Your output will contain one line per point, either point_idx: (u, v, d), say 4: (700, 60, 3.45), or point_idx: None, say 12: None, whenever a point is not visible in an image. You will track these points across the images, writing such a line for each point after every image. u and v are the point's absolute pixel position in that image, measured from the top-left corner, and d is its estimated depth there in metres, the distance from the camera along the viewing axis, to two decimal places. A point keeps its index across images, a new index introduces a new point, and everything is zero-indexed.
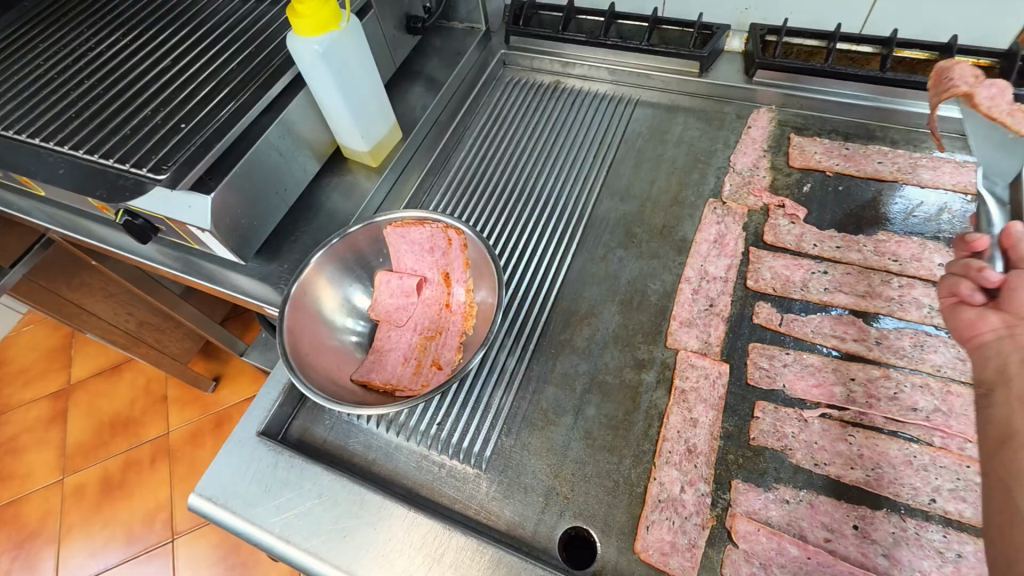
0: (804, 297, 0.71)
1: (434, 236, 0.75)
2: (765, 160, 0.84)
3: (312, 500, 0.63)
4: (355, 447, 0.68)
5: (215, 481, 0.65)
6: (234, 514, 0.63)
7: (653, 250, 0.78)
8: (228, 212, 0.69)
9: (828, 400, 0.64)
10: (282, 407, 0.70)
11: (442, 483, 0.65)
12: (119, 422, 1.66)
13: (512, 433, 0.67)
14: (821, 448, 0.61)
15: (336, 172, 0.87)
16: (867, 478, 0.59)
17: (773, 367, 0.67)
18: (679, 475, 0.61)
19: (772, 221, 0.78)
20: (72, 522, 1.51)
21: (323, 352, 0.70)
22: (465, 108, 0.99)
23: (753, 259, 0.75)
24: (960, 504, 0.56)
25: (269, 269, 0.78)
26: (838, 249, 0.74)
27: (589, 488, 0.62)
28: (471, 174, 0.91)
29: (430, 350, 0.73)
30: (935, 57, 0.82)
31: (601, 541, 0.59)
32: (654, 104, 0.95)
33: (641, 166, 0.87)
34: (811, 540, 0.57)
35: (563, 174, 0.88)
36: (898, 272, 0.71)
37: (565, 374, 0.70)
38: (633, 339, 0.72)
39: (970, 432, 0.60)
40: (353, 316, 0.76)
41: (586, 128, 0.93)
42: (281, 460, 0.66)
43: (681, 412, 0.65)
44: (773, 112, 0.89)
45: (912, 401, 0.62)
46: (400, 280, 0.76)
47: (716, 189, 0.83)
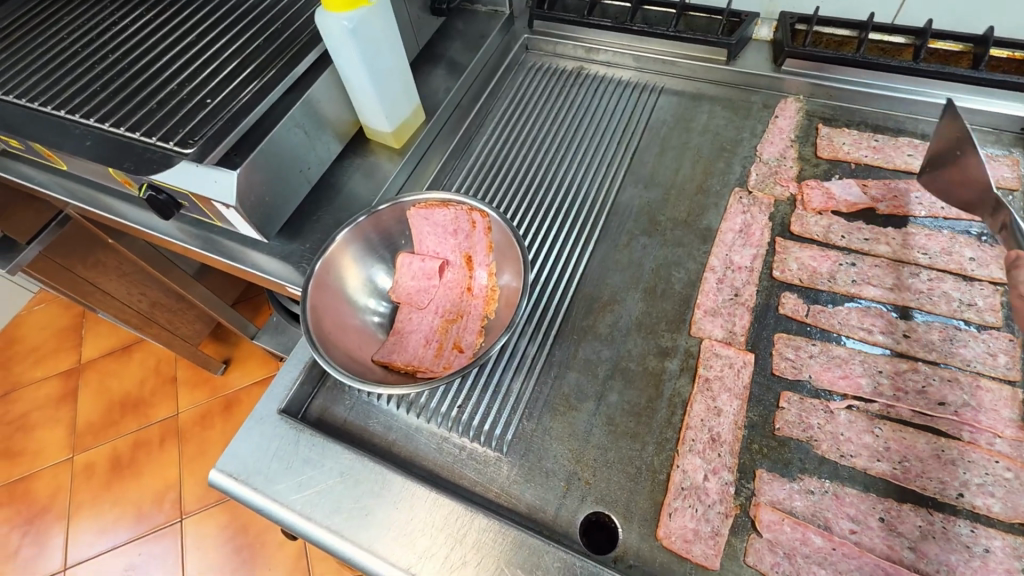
0: (830, 288, 0.70)
1: (457, 218, 0.74)
2: (792, 151, 0.83)
3: (332, 479, 0.63)
4: (375, 428, 0.68)
5: (235, 457, 0.65)
6: (256, 491, 0.63)
7: (677, 239, 0.77)
8: (253, 190, 0.69)
9: (854, 392, 0.63)
10: (303, 386, 0.70)
11: (462, 465, 0.64)
12: (130, 402, 1.67)
13: (533, 417, 0.67)
14: (847, 440, 0.60)
15: (357, 153, 0.87)
16: (893, 470, 0.58)
17: (799, 358, 0.66)
18: (703, 464, 0.61)
19: (799, 212, 0.77)
20: (83, 499, 1.53)
21: (345, 332, 0.69)
22: (488, 92, 0.98)
23: (780, 249, 0.74)
24: (987, 499, 0.56)
25: (291, 248, 0.78)
26: (866, 241, 0.73)
27: (611, 474, 0.62)
28: (494, 159, 0.90)
29: (451, 333, 0.72)
30: (968, 49, 0.80)
31: (623, 527, 0.59)
32: (679, 92, 0.93)
33: (665, 154, 0.86)
34: (836, 532, 0.56)
35: (588, 160, 0.87)
36: (927, 265, 0.70)
37: (587, 360, 0.70)
38: (656, 327, 0.71)
39: (999, 427, 0.59)
40: (375, 297, 0.75)
41: (610, 115, 0.92)
42: (302, 438, 0.66)
43: (705, 401, 0.65)
44: (801, 102, 0.88)
45: (941, 395, 0.61)
46: (422, 263, 0.75)
47: (742, 178, 0.82)
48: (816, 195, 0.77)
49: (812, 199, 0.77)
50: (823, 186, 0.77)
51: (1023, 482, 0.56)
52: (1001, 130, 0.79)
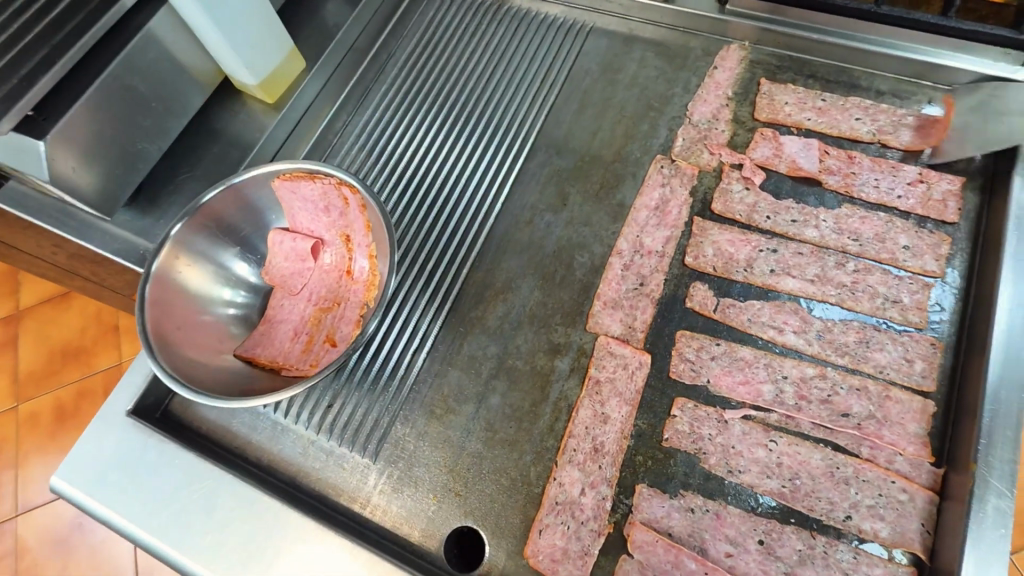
0: (745, 279, 0.63)
1: (328, 193, 0.65)
2: (727, 111, 0.72)
3: (181, 490, 0.58)
4: (239, 429, 0.63)
5: (79, 462, 0.59)
6: (99, 501, 0.58)
7: (586, 216, 0.68)
8: (76, 159, 0.59)
9: (753, 400, 0.57)
10: (157, 383, 0.63)
11: (329, 473, 0.60)
12: (72, 351, 1.59)
13: (408, 420, 0.61)
14: (737, 453, 0.55)
15: (227, 106, 0.75)
16: (781, 489, 0.54)
17: (699, 360, 0.59)
18: (581, 477, 0.56)
19: (724, 186, 0.67)
20: (29, 449, 1.49)
21: (191, 329, 0.61)
22: (391, 29, 0.84)
23: (696, 231, 0.65)
24: (875, 523, 0.52)
25: (145, 224, 0.68)
26: (793, 223, 0.64)
27: (484, 486, 0.57)
28: (390, 115, 0.78)
29: (325, 324, 0.65)
30: None
31: (490, 543, 0.55)
32: (610, 33, 0.80)
33: (585, 112, 0.75)
34: (711, 555, 0.52)
35: (497, 119, 0.76)
36: (855, 254, 0.62)
37: (471, 357, 0.63)
38: (550, 320, 0.64)
39: (902, 443, 0.54)
40: (232, 286, 0.66)
41: (526, 61, 0.80)
42: (151, 443, 0.60)
43: (591, 406, 0.59)
44: (746, 50, 0.75)
45: (844, 406, 0.56)
46: (293, 242, 0.66)
47: (667, 144, 0.71)
48: (762, 147, 0.68)
49: (756, 150, 0.68)
50: (775, 139, 0.69)
51: (916, 505, 0.52)
52: None
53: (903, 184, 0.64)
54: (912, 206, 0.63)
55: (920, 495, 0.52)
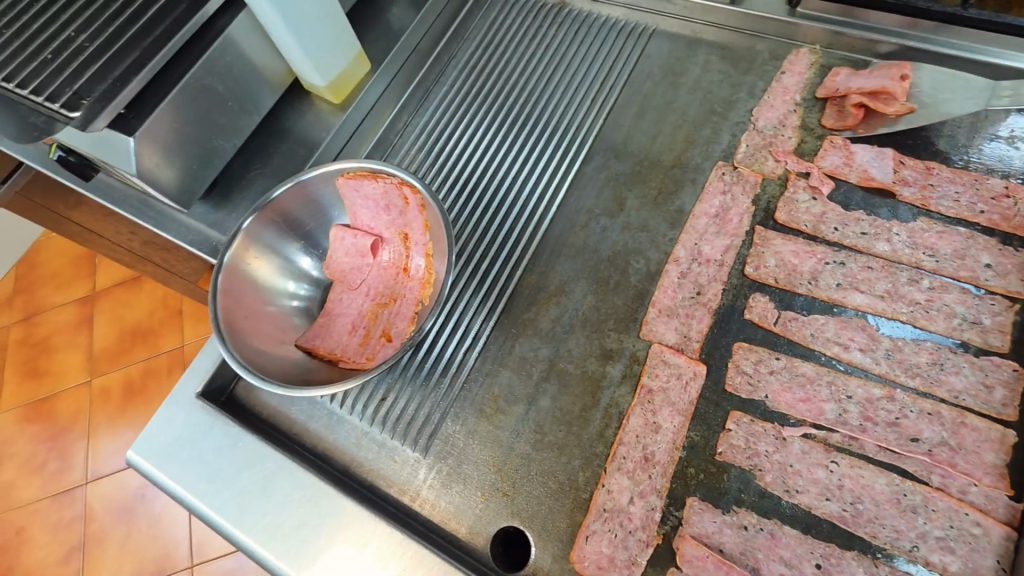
0: (809, 292, 0.60)
1: (388, 192, 0.66)
2: (794, 117, 0.69)
3: (243, 472, 0.60)
4: (297, 415, 0.65)
5: (153, 439, 0.63)
6: (168, 476, 0.61)
7: (643, 221, 0.68)
8: (160, 154, 0.63)
9: (814, 419, 0.55)
10: (224, 368, 0.66)
11: (380, 464, 0.61)
12: (140, 333, 1.69)
13: (458, 417, 0.62)
14: (795, 473, 0.53)
15: (296, 106, 0.78)
16: (842, 513, 0.51)
17: (757, 373, 0.58)
18: (630, 485, 0.56)
19: (789, 195, 0.65)
20: (100, 421, 1.60)
21: (258, 319, 0.64)
22: (453, 32, 0.85)
23: (758, 241, 0.64)
24: (945, 556, 0.49)
25: (218, 216, 0.72)
26: (863, 236, 0.62)
27: (532, 488, 0.58)
28: (449, 116, 0.79)
29: (381, 319, 0.67)
30: None
31: (536, 545, 0.55)
32: (673, 36, 0.79)
33: (644, 116, 0.74)
34: (764, 575, 0.51)
35: (554, 122, 0.76)
36: (931, 270, 0.59)
37: (522, 358, 0.63)
38: (603, 325, 0.63)
39: (978, 474, 0.51)
40: (296, 278, 0.69)
41: (586, 64, 0.79)
42: (217, 425, 0.63)
43: (643, 414, 0.58)
44: (817, 54, 0.72)
45: (915, 430, 0.53)
46: (354, 239, 0.69)
47: (729, 150, 0.69)
48: (832, 155, 0.66)
49: (825, 158, 0.66)
50: (846, 148, 0.66)
51: (992, 541, 0.48)
52: None
53: (988, 198, 0.60)
54: (997, 222, 0.59)
55: (997, 531, 0.49)
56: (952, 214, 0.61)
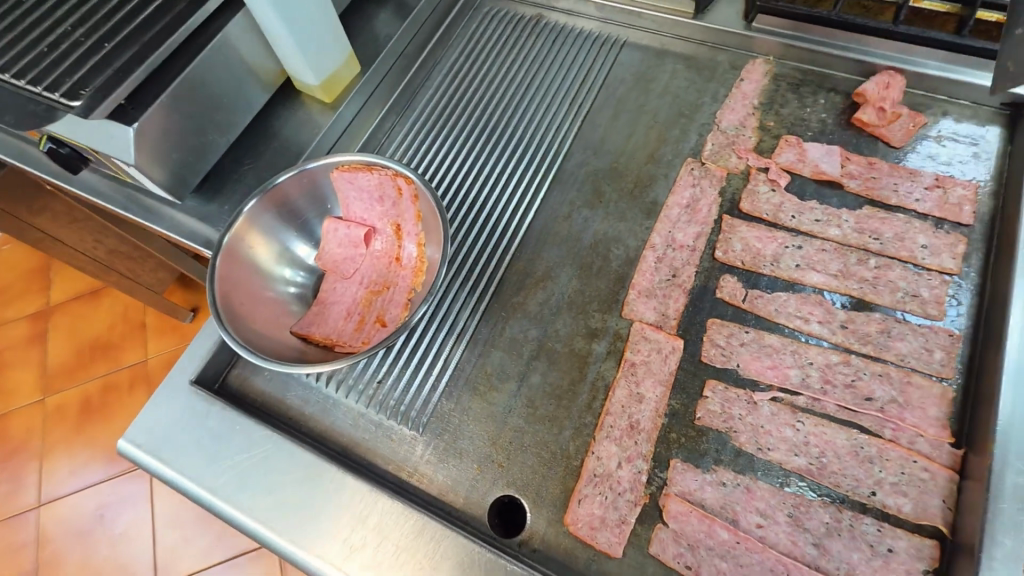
0: (772, 272, 0.67)
1: (382, 184, 0.69)
2: (753, 119, 0.77)
3: (240, 455, 0.61)
4: (292, 401, 0.66)
5: (146, 427, 0.63)
6: (163, 462, 0.61)
7: (621, 212, 0.73)
8: (157, 144, 0.64)
9: (781, 384, 0.61)
10: (218, 356, 0.67)
11: (377, 443, 0.63)
12: (99, 346, 1.62)
13: (453, 396, 0.65)
14: (766, 432, 0.59)
15: (287, 105, 0.80)
16: (809, 466, 0.57)
17: (729, 345, 0.63)
18: (618, 451, 0.60)
19: (752, 187, 0.72)
20: (55, 440, 1.52)
21: (255, 305, 0.65)
22: (437, 40, 0.90)
23: (726, 228, 0.70)
24: (899, 499, 0.55)
25: (210, 209, 0.73)
26: (817, 222, 0.69)
27: (525, 458, 0.61)
28: (435, 117, 0.83)
29: (375, 305, 0.69)
30: (955, 11, 0.72)
31: (531, 511, 0.58)
32: (643, 47, 0.86)
33: (619, 118, 0.80)
34: (743, 525, 0.55)
35: (535, 123, 0.81)
36: (876, 251, 0.66)
37: (513, 339, 0.67)
38: (587, 306, 0.68)
39: (924, 426, 0.57)
40: (291, 267, 0.71)
41: (564, 71, 0.85)
42: (213, 411, 0.64)
43: (628, 386, 0.62)
44: (771, 64, 0.80)
45: (869, 390, 0.59)
46: (347, 230, 0.71)
47: (697, 148, 0.76)
48: (787, 152, 0.73)
49: (781, 155, 0.73)
50: (799, 146, 0.73)
51: (938, 483, 0.55)
52: (979, 104, 0.71)
53: (921, 189, 0.69)
54: (932, 209, 0.67)
55: (942, 474, 0.55)
56: (891, 202, 0.69)
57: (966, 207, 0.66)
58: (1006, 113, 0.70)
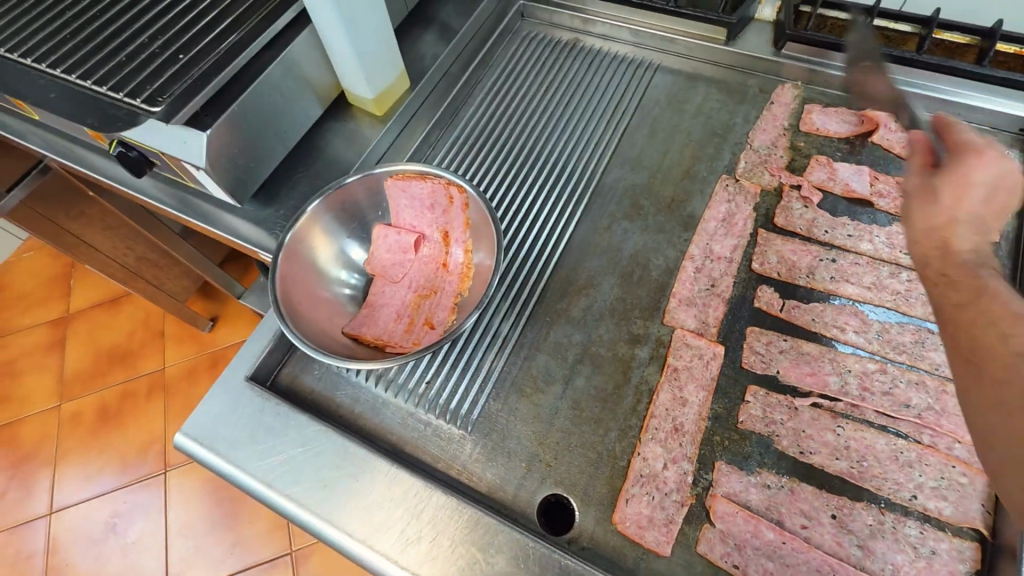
0: (808, 284, 0.69)
1: (435, 192, 0.73)
2: (784, 140, 0.80)
3: (295, 449, 0.63)
4: (342, 399, 0.68)
5: (202, 422, 0.65)
6: (219, 456, 0.63)
7: (659, 225, 0.76)
8: (224, 151, 0.68)
9: (820, 390, 0.63)
10: (271, 355, 0.69)
11: (426, 441, 0.65)
12: (117, 353, 1.61)
13: (499, 397, 0.67)
14: (807, 437, 0.61)
15: (338, 118, 0.84)
16: (851, 469, 0.59)
17: (768, 352, 0.66)
18: (663, 452, 0.61)
19: (785, 203, 0.75)
20: (69, 446, 1.49)
21: (312, 304, 0.68)
22: (479, 60, 0.95)
23: (761, 241, 0.73)
24: (940, 503, 0.56)
25: (265, 214, 0.76)
26: (849, 237, 0.72)
27: (572, 458, 0.62)
28: (478, 132, 0.87)
29: (423, 309, 0.72)
30: (974, 42, 0.78)
31: (580, 510, 0.60)
32: (676, 71, 0.90)
33: (654, 136, 0.84)
34: (788, 526, 0.57)
35: (575, 139, 0.85)
36: (907, 265, 0.69)
37: (557, 343, 0.69)
38: (629, 313, 0.70)
39: (960, 432, 0.59)
40: (345, 269, 0.74)
41: (601, 92, 0.90)
42: (268, 407, 0.66)
43: (671, 390, 0.64)
44: (799, 89, 0.85)
45: (905, 397, 0.61)
46: (398, 236, 0.74)
47: (730, 166, 0.80)
48: (818, 171, 0.76)
49: (813, 173, 0.77)
50: (829, 166, 0.77)
51: (977, 487, 0.56)
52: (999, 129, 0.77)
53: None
54: None
55: (980, 479, 0.57)
56: None
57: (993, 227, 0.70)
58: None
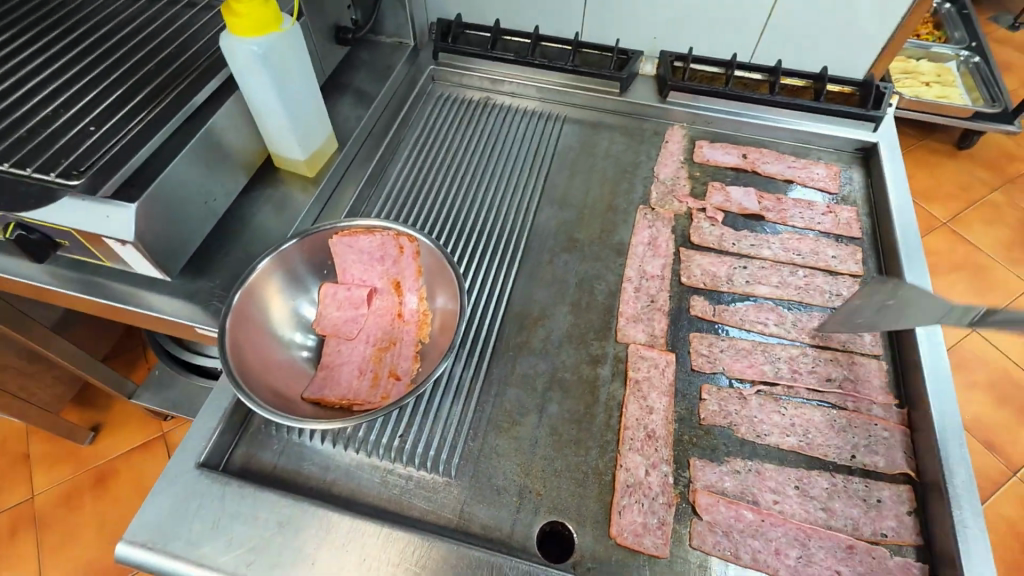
0: (730, 289, 0.79)
1: (384, 244, 0.73)
2: (683, 171, 0.93)
3: (267, 532, 0.57)
4: (311, 470, 0.64)
5: (148, 525, 0.57)
6: (173, 559, 0.55)
7: (595, 253, 0.83)
8: (153, 224, 0.63)
9: (761, 378, 0.71)
10: (223, 434, 0.64)
11: (410, 495, 0.62)
12: None
13: (478, 437, 0.67)
14: (760, 421, 0.68)
15: (265, 183, 0.82)
16: (800, 443, 0.66)
17: (712, 353, 0.73)
18: (642, 460, 0.65)
19: (696, 224, 0.86)
20: None
21: (267, 372, 0.64)
22: (399, 121, 0.99)
23: (684, 258, 0.82)
24: (874, 457, 0.65)
25: (197, 286, 0.71)
26: (752, 246, 0.83)
27: (560, 482, 0.64)
28: (410, 187, 0.90)
29: (385, 361, 0.70)
30: (809, 84, 0.97)
31: (577, 531, 0.61)
32: (581, 121, 1.01)
33: (574, 177, 0.92)
34: (763, 505, 0.62)
35: (504, 186, 0.90)
36: (801, 264, 0.82)
37: (525, 375, 0.71)
38: (585, 337, 0.75)
39: (874, 394, 0.70)
40: (297, 330, 0.71)
41: (519, 142, 0.97)
42: (227, 492, 0.59)
43: (637, 400, 0.69)
44: (686, 129, 0.99)
45: (827, 372, 0.71)
46: (348, 291, 0.73)
47: (644, 197, 0.90)
48: (716, 195, 0.89)
49: (712, 197, 0.89)
50: (724, 189, 0.89)
51: (897, 438, 0.66)
52: (841, 150, 0.95)
53: (820, 214, 0.87)
54: (833, 228, 0.85)
55: (898, 430, 0.67)
56: (802, 228, 0.86)
57: (855, 226, 0.85)
58: (860, 156, 0.94)
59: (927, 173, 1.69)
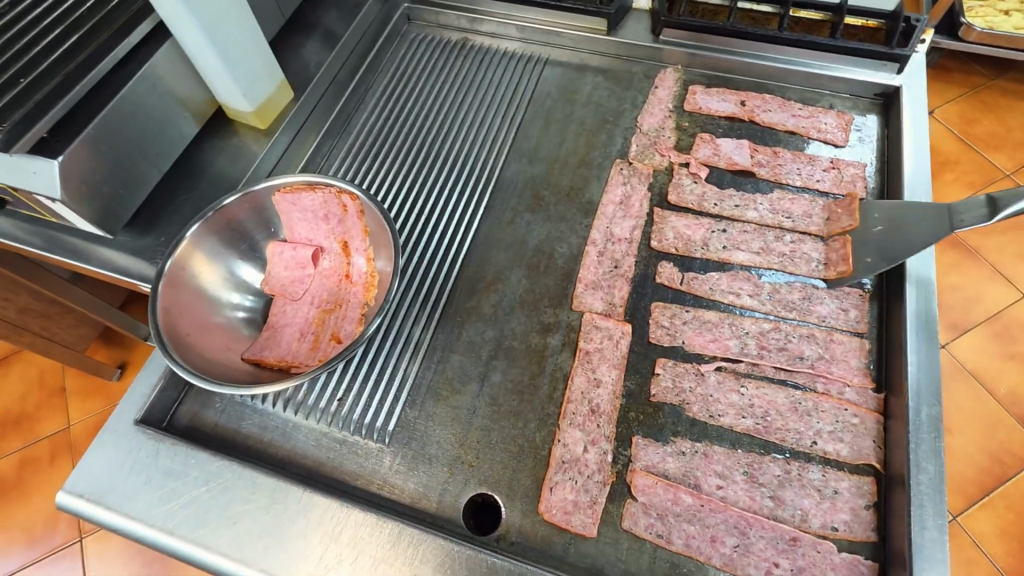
0: (704, 256, 0.72)
1: (327, 202, 0.70)
2: (670, 121, 0.84)
3: (197, 490, 0.58)
4: (250, 429, 0.64)
5: (88, 476, 0.59)
6: (109, 512, 0.57)
7: (560, 213, 0.77)
8: (84, 180, 0.62)
9: (723, 354, 0.66)
10: (165, 393, 0.64)
11: (343, 460, 0.62)
12: (9, 420, 1.32)
13: (416, 404, 0.65)
14: (715, 400, 0.63)
15: (220, 135, 0.80)
16: (757, 426, 0.61)
17: (673, 325, 0.68)
18: (582, 436, 0.62)
19: (676, 180, 0.78)
20: None
21: (202, 334, 0.64)
22: (367, 66, 0.92)
23: (657, 219, 0.75)
24: (837, 445, 0.60)
25: (145, 243, 0.71)
26: (735, 207, 0.76)
27: (494, 455, 0.62)
28: (374, 138, 0.85)
29: (328, 324, 0.68)
30: (828, 18, 0.83)
31: (506, 505, 0.59)
32: (564, 64, 0.92)
33: (549, 128, 0.85)
34: (704, 489, 0.59)
35: (471, 137, 0.84)
36: (789, 228, 0.73)
37: (470, 342, 0.69)
38: (539, 304, 0.71)
39: (849, 376, 0.63)
40: (238, 291, 0.70)
41: (493, 88, 0.90)
42: (162, 449, 0.61)
43: (585, 373, 0.65)
44: (680, 72, 0.89)
45: (799, 350, 0.65)
46: (294, 250, 0.71)
47: (623, 150, 0.82)
48: (704, 148, 0.80)
49: (699, 150, 0.80)
50: (713, 142, 0.80)
51: (868, 426, 0.60)
52: (857, 96, 0.83)
53: (820, 170, 0.77)
54: (833, 187, 0.76)
55: (870, 418, 0.61)
56: (800, 186, 0.76)
57: (860, 184, 0.75)
58: (879, 102, 0.82)
59: (992, 117, 1.44)
